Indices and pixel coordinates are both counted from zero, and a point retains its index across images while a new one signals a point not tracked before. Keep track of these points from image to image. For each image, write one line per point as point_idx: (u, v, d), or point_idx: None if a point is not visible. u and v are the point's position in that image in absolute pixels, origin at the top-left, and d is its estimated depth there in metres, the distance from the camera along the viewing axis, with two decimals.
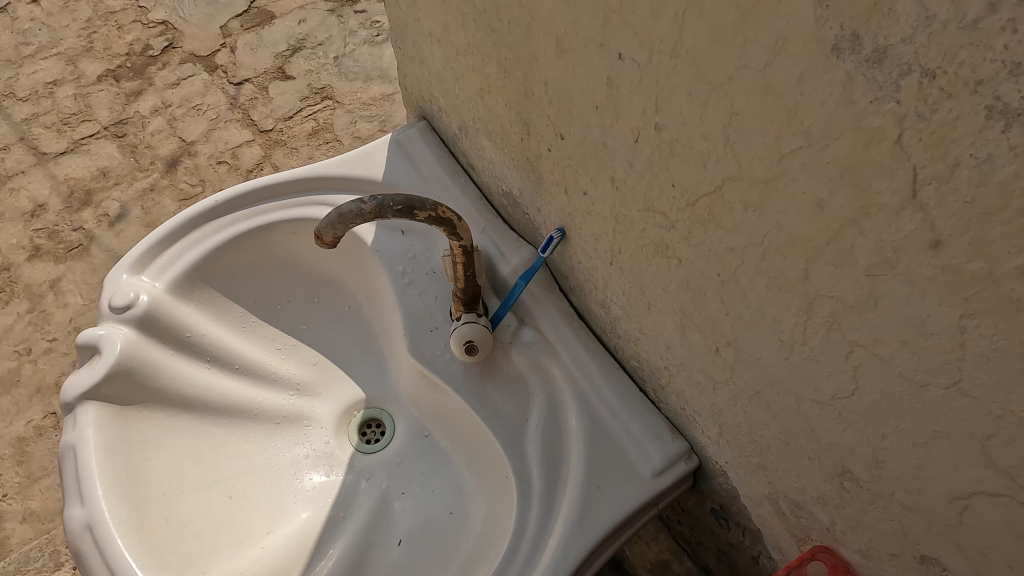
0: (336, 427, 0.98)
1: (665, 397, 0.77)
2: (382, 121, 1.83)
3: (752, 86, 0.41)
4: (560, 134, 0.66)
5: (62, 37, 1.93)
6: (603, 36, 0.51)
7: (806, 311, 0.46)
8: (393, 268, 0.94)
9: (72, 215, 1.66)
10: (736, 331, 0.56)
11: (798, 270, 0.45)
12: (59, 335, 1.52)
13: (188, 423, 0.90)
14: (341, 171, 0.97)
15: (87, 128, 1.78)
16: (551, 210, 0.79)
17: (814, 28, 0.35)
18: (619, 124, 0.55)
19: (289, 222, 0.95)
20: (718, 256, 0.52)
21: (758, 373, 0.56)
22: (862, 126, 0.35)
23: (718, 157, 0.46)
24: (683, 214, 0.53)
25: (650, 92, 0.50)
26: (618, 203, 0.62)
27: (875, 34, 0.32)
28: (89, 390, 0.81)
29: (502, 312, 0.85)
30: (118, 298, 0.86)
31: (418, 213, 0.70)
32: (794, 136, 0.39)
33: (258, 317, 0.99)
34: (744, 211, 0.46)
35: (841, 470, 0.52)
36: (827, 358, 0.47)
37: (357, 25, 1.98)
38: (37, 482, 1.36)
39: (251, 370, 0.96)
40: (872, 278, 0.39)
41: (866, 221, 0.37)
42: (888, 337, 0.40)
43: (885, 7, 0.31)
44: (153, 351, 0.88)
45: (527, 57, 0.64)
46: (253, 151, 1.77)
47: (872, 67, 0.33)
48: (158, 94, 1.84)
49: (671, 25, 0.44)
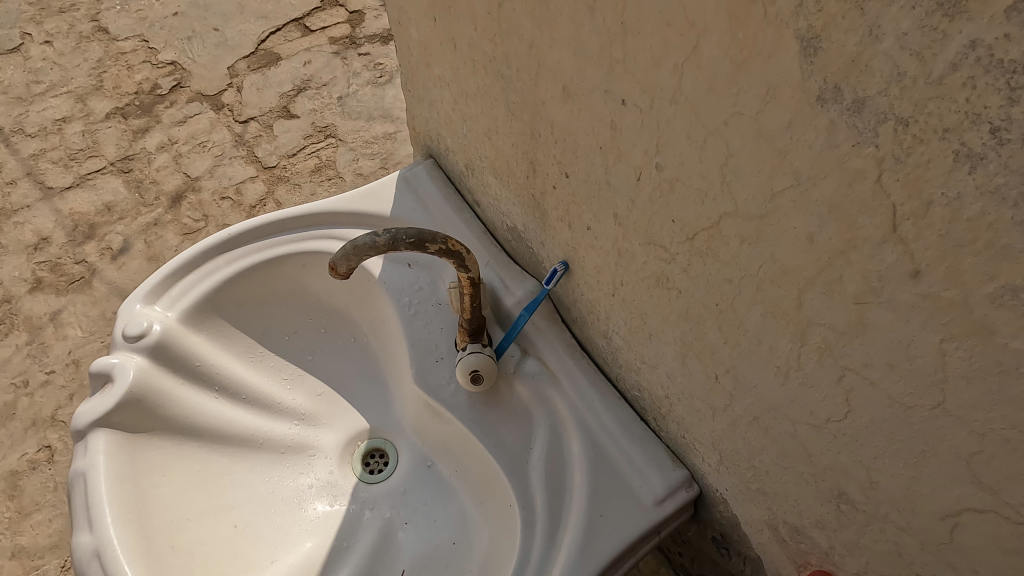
0: (340, 457, 0.99)
1: (666, 426, 0.80)
2: (384, 159, 1.88)
3: (746, 131, 0.44)
4: (565, 172, 0.70)
5: (73, 76, 2.00)
6: (607, 84, 0.56)
7: (800, 338, 0.49)
8: (399, 299, 0.97)
9: (75, 248, 1.69)
10: (734, 358, 0.59)
11: (792, 299, 0.48)
12: (57, 367, 1.53)
13: (196, 451, 0.91)
14: (351, 206, 1.01)
15: (94, 164, 1.83)
16: (555, 244, 0.82)
17: (800, 80, 0.39)
18: (622, 164, 0.59)
19: (299, 255, 0.99)
20: (716, 286, 0.55)
21: (756, 399, 0.59)
22: (846, 168, 0.38)
23: (715, 195, 0.50)
24: (683, 248, 0.57)
25: (651, 136, 0.54)
26: (620, 237, 0.66)
27: (854, 87, 0.36)
28: (102, 417, 0.83)
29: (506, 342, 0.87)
30: (132, 327, 0.89)
31: (429, 245, 0.73)
32: (785, 175, 0.43)
33: (266, 347, 1.02)
34: (740, 244, 0.50)
35: (837, 493, 0.55)
36: (821, 383, 0.50)
37: (361, 67, 2.06)
38: (28, 517, 1.34)
39: (257, 400, 0.98)
40: (859, 306, 0.42)
41: (852, 253, 0.41)
42: (876, 362, 0.43)
43: (862, 64, 0.35)
44: (164, 379, 0.90)
45: (534, 101, 0.69)
46: (256, 187, 1.82)
47: (853, 115, 0.37)
48: (165, 131, 1.90)
49: (671, 75, 0.48)
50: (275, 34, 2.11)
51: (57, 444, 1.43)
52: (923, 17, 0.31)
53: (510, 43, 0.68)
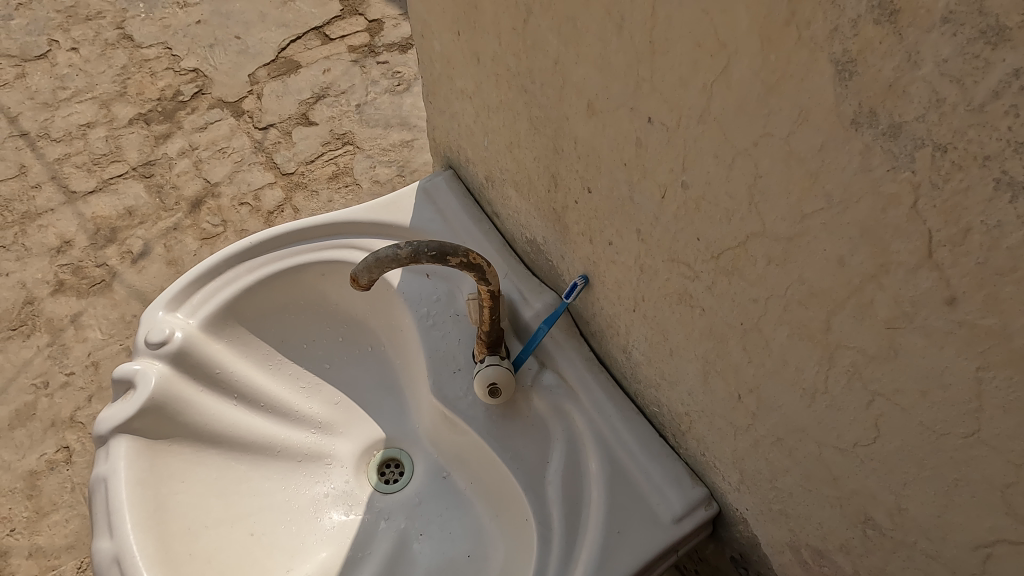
0: (356, 466, 0.99)
1: (685, 443, 0.79)
2: (400, 167, 1.90)
3: (775, 152, 0.43)
4: (587, 187, 0.70)
5: (98, 83, 2.03)
6: (633, 101, 0.55)
7: (828, 361, 0.49)
8: (418, 310, 0.97)
9: (97, 251, 1.72)
10: (758, 378, 0.58)
11: (820, 321, 0.47)
12: (76, 369, 1.55)
13: (214, 458, 0.91)
14: (371, 216, 1.02)
15: (116, 169, 1.86)
16: (575, 258, 0.82)
17: (834, 103, 0.37)
18: (646, 181, 0.59)
19: (319, 264, 0.99)
20: (742, 306, 0.55)
21: (780, 420, 0.58)
22: (880, 192, 0.37)
23: (742, 215, 0.49)
24: (707, 266, 0.57)
25: (677, 154, 0.53)
26: (642, 253, 0.66)
27: (891, 112, 0.34)
28: (124, 423, 0.84)
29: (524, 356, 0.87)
30: (155, 334, 0.90)
31: (450, 258, 0.73)
32: (816, 198, 0.42)
33: (284, 355, 1.03)
34: (768, 265, 0.49)
35: (863, 518, 0.54)
36: (849, 407, 0.49)
37: (380, 75, 2.07)
38: (46, 517, 1.36)
39: (276, 407, 0.99)
40: (892, 331, 0.42)
41: (885, 277, 0.40)
42: (908, 388, 0.43)
43: (899, 89, 0.33)
44: (185, 386, 0.91)
45: (557, 117, 0.68)
46: (274, 193, 1.84)
47: (889, 140, 0.35)
48: (186, 137, 1.92)
49: (699, 95, 0.47)
50: (295, 43, 2.14)
51: (75, 445, 1.45)
52: (964, 43, 0.30)
53: (534, 59, 0.67)
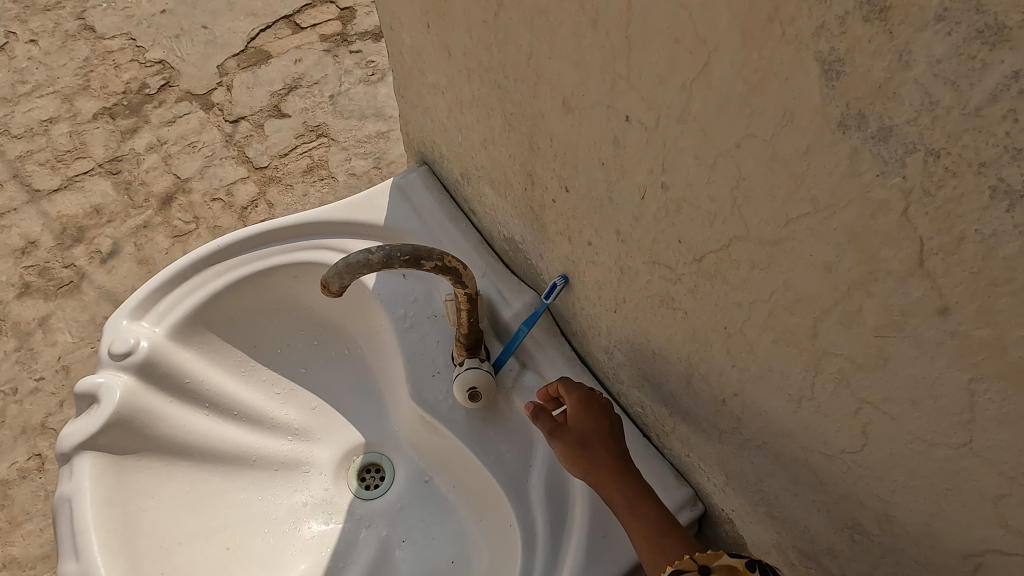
0: (335, 473, 0.97)
1: (669, 443, 0.77)
2: (376, 159, 1.85)
3: (759, 154, 0.41)
4: (565, 187, 0.67)
5: (59, 76, 1.95)
6: (610, 99, 0.52)
7: (814, 367, 0.47)
8: (394, 311, 0.95)
9: (64, 252, 1.66)
10: (742, 382, 0.57)
11: (806, 328, 0.46)
12: (46, 374, 1.50)
13: (186, 471, 0.88)
14: (343, 216, 0.98)
15: (81, 165, 1.79)
16: (555, 258, 0.80)
17: (820, 104, 0.35)
18: (626, 182, 0.56)
19: (291, 266, 0.96)
20: (725, 310, 0.53)
21: (766, 425, 0.57)
22: (869, 198, 0.35)
23: (725, 218, 0.47)
24: (689, 269, 0.55)
25: (656, 154, 0.51)
26: (623, 254, 0.64)
27: (880, 114, 0.32)
28: (88, 439, 0.80)
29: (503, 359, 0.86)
30: (119, 345, 0.86)
31: (425, 263, 0.71)
32: (801, 202, 0.40)
33: (257, 361, 0.99)
34: (751, 269, 0.48)
35: (851, 523, 0.53)
36: (835, 414, 0.48)
37: (353, 64, 2.02)
38: (19, 527, 1.32)
39: (250, 416, 0.96)
40: (880, 339, 0.40)
41: (873, 285, 0.38)
42: (897, 398, 0.41)
43: (889, 90, 0.31)
44: (153, 398, 0.88)
45: (532, 114, 0.66)
46: (247, 188, 1.78)
47: (878, 143, 0.33)
48: (154, 131, 1.86)
49: (679, 93, 0.45)
50: (265, 32, 2.07)
51: (48, 452, 1.40)
52: (960, 43, 0.28)
53: (507, 54, 0.64)
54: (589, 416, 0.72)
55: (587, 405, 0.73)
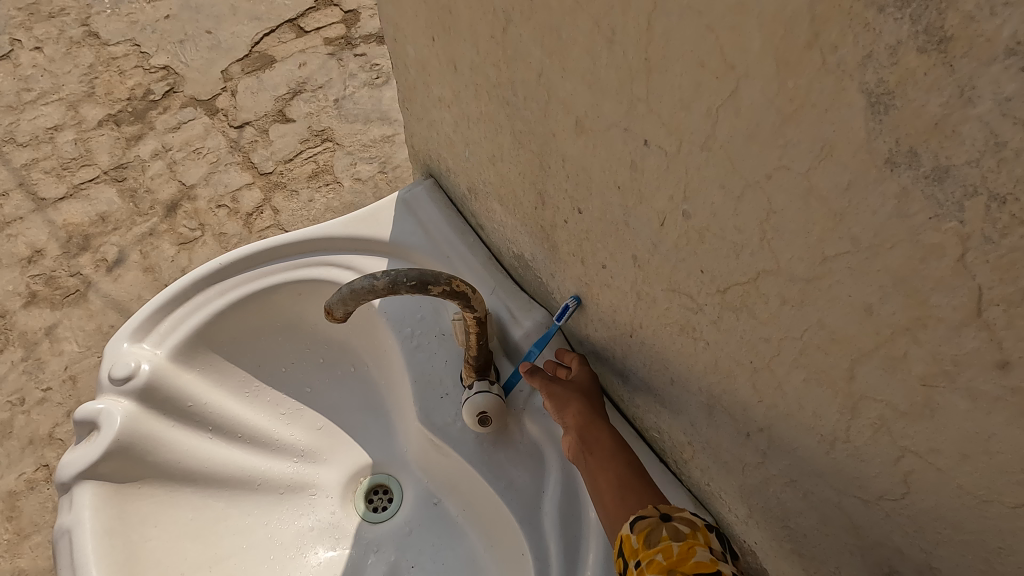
0: (341, 496, 0.94)
1: (687, 470, 0.74)
2: (382, 164, 1.83)
3: (792, 188, 0.38)
4: (578, 209, 0.64)
5: (63, 83, 1.94)
6: (627, 122, 0.49)
7: (850, 410, 0.44)
8: (401, 330, 0.92)
9: (70, 260, 1.64)
10: (769, 418, 0.54)
11: (842, 369, 0.43)
12: (53, 384, 1.48)
13: (190, 497, 0.86)
14: (348, 231, 0.95)
15: (86, 173, 1.77)
16: (566, 278, 0.77)
17: (864, 139, 0.32)
18: (643, 207, 0.53)
19: (294, 284, 0.93)
20: (752, 344, 0.50)
21: (795, 462, 0.54)
22: (919, 241, 0.32)
23: (753, 250, 0.44)
24: (712, 299, 0.52)
25: (677, 181, 0.48)
26: (639, 279, 0.61)
27: (936, 154, 0.29)
28: (88, 468, 0.78)
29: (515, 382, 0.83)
30: (119, 369, 0.83)
31: (432, 288, 0.68)
32: (840, 240, 0.37)
33: (261, 381, 0.97)
34: (781, 305, 0.44)
35: (888, 568, 0.50)
36: (873, 459, 0.45)
37: (357, 68, 1.99)
38: (28, 538, 1.30)
39: (254, 438, 0.93)
40: (928, 388, 0.37)
41: (922, 332, 0.35)
42: (946, 449, 0.38)
43: (948, 127, 0.28)
44: (154, 423, 0.85)
45: (543, 132, 0.63)
46: (253, 195, 1.76)
47: (932, 184, 0.30)
48: (158, 138, 1.84)
49: (703, 119, 0.42)
50: (269, 36, 2.05)
51: (55, 462, 1.39)
52: None
53: (516, 70, 0.61)
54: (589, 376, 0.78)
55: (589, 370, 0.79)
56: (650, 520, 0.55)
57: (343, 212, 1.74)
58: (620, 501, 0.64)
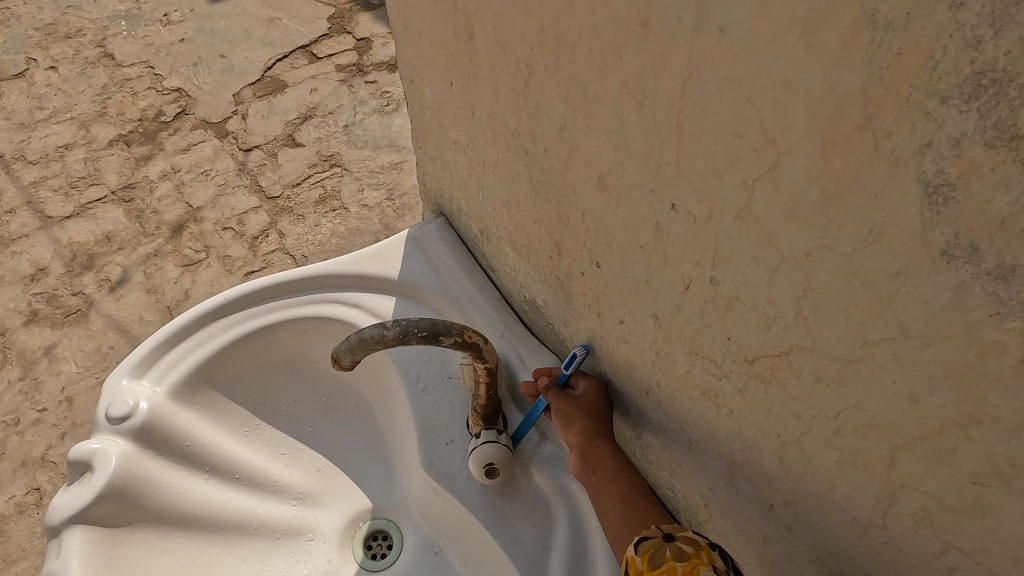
0: (340, 542, 0.88)
1: (703, 533, 0.71)
2: (389, 190, 1.82)
3: (833, 268, 0.36)
4: (596, 262, 0.62)
5: (76, 102, 1.95)
6: (654, 184, 0.48)
7: (888, 497, 0.41)
8: (407, 371, 0.87)
9: (73, 279, 1.63)
10: (796, 493, 0.51)
11: (881, 455, 0.40)
12: (49, 405, 1.45)
13: (183, 543, 0.80)
14: (357, 268, 0.92)
15: (94, 192, 1.77)
16: (579, 327, 0.75)
17: (919, 229, 0.30)
18: (667, 269, 0.51)
19: (301, 320, 0.89)
20: (780, 417, 0.48)
21: (822, 540, 0.51)
22: (977, 336, 0.30)
23: (786, 324, 0.42)
24: (738, 368, 0.50)
25: (705, 247, 0.46)
26: (659, 338, 0.58)
27: (1000, 251, 0.27)
28: (79, 513, 0.72)
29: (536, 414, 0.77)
30: (117, 407, 0.78)
31: (444, 339, 0.66)
32: (885, 325, 0.35)
33: (261, 420, 0.91)
34: (816, 382, 0.42)
35: None
36: (913, 549, 0.42)
37: (368, 95, 2.00)
38: (13, 565, 1.26)
39: (252, 479, 0.87)
40: (978, 486, 0.35)
41: (975, 429, 0.33)
42: (996, 550, 0.36)
43: (1015, 227, 0.26)
44: (149, 464, 0.79)
45: (562, 184, 0.61)
46: (259, 218, 1.75)
47: (995, 281, 0.28)
48: (168, 159, 1.84)
49: (737, 190, 0.40)
50: (281, 62, 2.06)
51: (47, 486, 1.35)
52: None
53: (537, 121, 0.60)
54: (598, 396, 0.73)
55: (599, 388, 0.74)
56: (653, 541, 0.53)
57: (349, 239, 1.72)
58: (630, 522, 0.62)
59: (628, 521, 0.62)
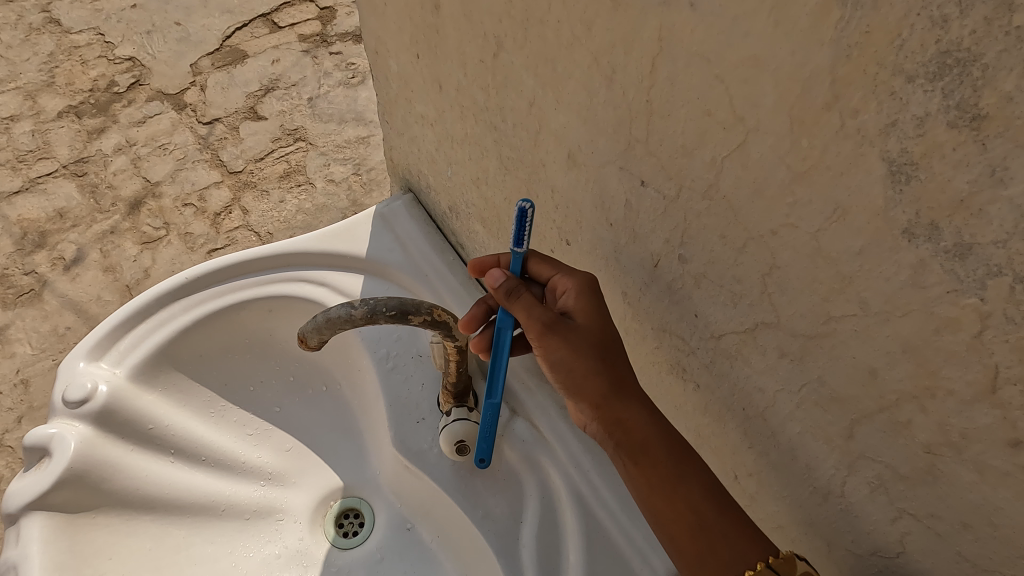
0: (311, 520, 0.86)
1: None
2: (356, 165, 1.78)
3: (800, 246, 0.36)
4: (565, 239, 0.62)
5: (22, 71, 1.84)
6: (623, 160, 0.47)
7: (847, 467, 0.43)
8: (377, 350, 0.86)
9: (24, 258, 1.56)
10: (759, 465, 0.52)
11: (840, 427, 0.41)
12: (3, 388, 1.40)
13: (149, 526, 0.78)
14: (323, 246, 0.90)
15: (45, 167, 1.69)
16: None
17: (882, 208, 0.31)
18: (637, 246, 0.52)
19: (266, 299, 0.86)
20: (745, 392, 0.49)
21: (782, 511, 0.52)
22: (935, 313, 0.31)
23: (753, 301, 0.43)
24: (704, 344, 0.50)
25: (674, 225, 0.46)
26: (627, 316, 0.59)
27: (958, 229, 0.28)
28: (37, 499, 0.70)
29: (506, 336, 0.64)
30: (74, 391, 0.76)
31: (413, 318, 0.65)
32: (847, 302, 0.36)
33: (228, 400, 0.89)
34: (779, 358, 0.43)
35: None
36: (870, 517, 0.43)
37: (333, 66, 1.94)
38: None
39: (219, 461, 0.85)
40: (931, 456, 0.36)
41: (930, 401, 0.34)
42: (946, 516, 0.37)
43: (973, 206, 0.27)
44: (111, 449, 0.77)
45: (532, 160, 0.60)
46: (221, 194, 1.70)
47: (953, 259, 0.29)
48: (122, 132, 1.76)
49: (707, 167, 0.40)
50: (241, 30, 1.98)
51: (4, 471, 1.31)
52: None
53: (506, 96, 0.59)
54: (597, 313, 0.55)
55: (591, 294, 0.55)
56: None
57: (316, 215, 1.69)
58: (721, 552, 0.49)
59: (715, 551, 0.50)
